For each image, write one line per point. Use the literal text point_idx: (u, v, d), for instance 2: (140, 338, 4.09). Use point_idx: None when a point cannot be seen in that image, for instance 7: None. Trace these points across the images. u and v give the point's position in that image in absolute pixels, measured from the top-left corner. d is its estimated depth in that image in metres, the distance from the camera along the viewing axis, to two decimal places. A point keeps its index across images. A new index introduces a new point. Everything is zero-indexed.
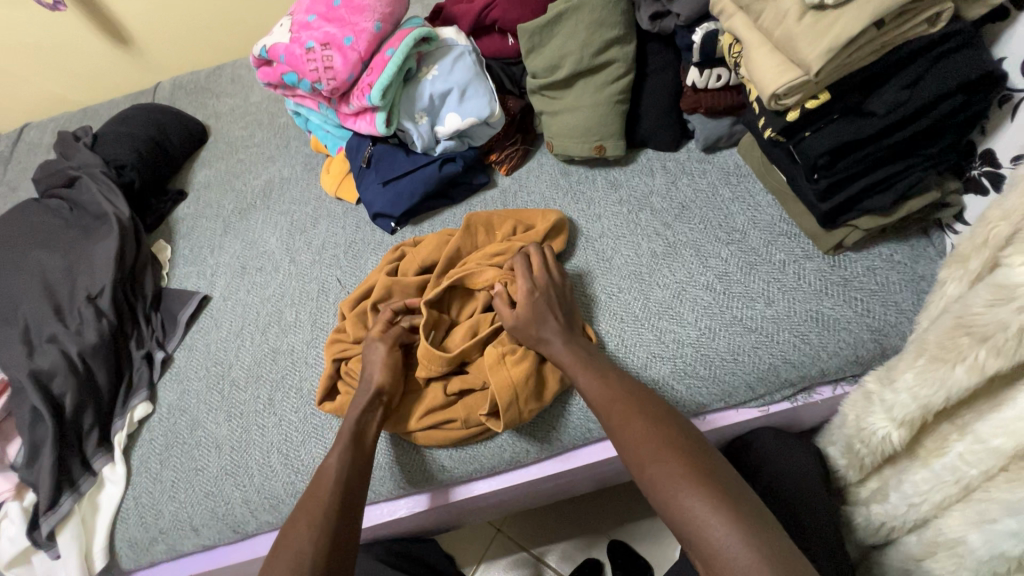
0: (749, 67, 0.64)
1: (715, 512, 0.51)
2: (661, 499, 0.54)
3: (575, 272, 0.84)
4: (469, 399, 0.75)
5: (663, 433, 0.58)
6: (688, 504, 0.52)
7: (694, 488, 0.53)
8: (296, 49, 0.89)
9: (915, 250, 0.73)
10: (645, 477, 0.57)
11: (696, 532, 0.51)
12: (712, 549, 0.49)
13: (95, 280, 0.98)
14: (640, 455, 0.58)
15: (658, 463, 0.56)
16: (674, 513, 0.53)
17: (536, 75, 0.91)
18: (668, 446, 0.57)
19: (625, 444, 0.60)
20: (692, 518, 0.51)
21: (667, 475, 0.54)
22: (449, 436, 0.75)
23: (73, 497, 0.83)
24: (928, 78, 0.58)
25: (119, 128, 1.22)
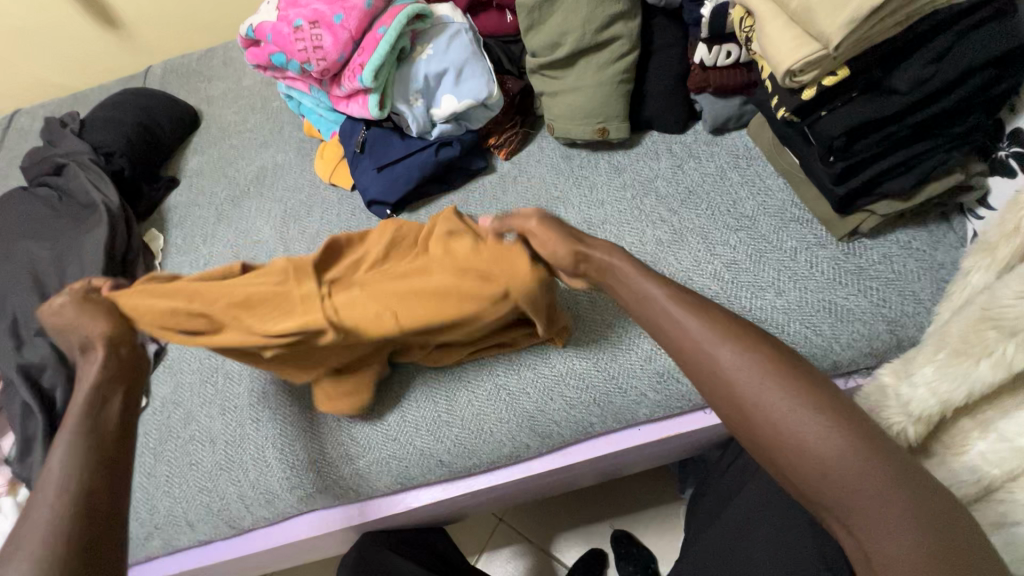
0: (762, 42, 0.60)
1: (864, 473, 0.40)
2: (813, 469, 0.42)
3: None
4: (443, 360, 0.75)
5: (785, 376, 0.44)
6: (828, 463, 0.41)
7: (854, 449, 0.41)
8: (284, 27, 0.85)
9: (934, 237, 0.69)
10: (762, 433, 0.44)
11: (845, 505, 0.41)
12: (868, 520, 0.40)
13: (84, 271, 0.95)
14: (763, 413, 0.44)
15: (786, 421, 0.43)
16: (812, 480, 0.42)
17: (535, 54, 0.86)
18: (793, 385, 0.44)
19: (743, 402, 0.45)
20: (833, 484, 0.41)
21: (817, 432, 0.42)
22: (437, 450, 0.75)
23: None
24: (956, 51, 0.54)
25: (107, 113, 1.18)
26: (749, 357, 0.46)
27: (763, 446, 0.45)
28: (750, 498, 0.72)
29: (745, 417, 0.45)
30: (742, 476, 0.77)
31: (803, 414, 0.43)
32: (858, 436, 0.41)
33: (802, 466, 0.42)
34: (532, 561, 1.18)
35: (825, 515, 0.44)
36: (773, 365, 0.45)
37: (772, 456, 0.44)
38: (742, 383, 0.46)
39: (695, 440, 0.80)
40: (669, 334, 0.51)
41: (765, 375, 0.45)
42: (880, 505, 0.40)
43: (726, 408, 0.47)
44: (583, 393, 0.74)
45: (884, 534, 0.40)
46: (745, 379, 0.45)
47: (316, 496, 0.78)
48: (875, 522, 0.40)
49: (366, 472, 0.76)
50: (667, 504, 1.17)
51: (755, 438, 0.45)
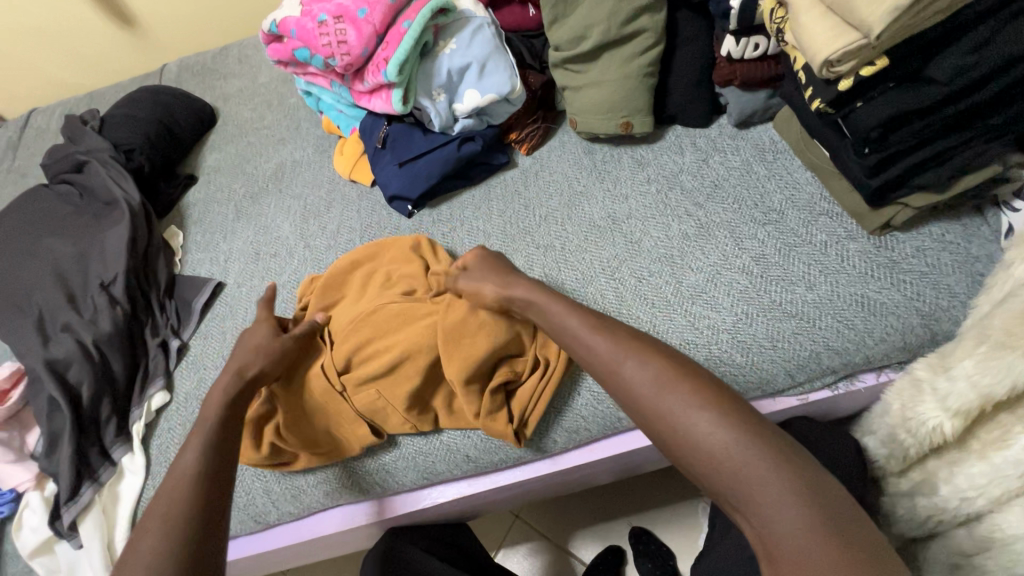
0: (797, 33, 0.59)
1: (751, 463, 0.46)
2: (699, 456, 0.48)
3: (603, 257, 0.80)
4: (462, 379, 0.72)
5: (678, 380, 0.52)
6: (723, 456, 0.47)
7: (730, 432, 0.48)
8: (307, 23, 0.85)
9: (968, 230, 0.68)
10: (667, 434, 0.51)
11: (733, 486, 0.47)
12: (762, 507, 0.45)
13: (107, 268, 0.96)
14: (658, 411, 0.51)
15: (676, 414, 0.50)
16: (702, 465, 0.48)
17: (559, 48, 0.86)
18: (683, 387, 0.51)
19: (638, 399, 0.53)
20: (725, 477, 0.47)
21: (701, 423, 0.49)
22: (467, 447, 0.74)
23: (94, 487, 0.82)
24: (1000, 39, 0.53)
25: (125, 111, 1.18)
26: (649, 367, 0.53)
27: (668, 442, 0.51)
28: None
29: (653, 423, 0.52)
30: None
31: (695, 412, 0.49)
32: (738, 428, 0.48)
33: (695, 455, 0.49)
34: (549, 558, 1.17)
35: (729, 510, 0.48)
36: (671, 371, 0.53)
37: (677, 455, 0.50)
38: (641, 384, 0.53)
39: None
40: (591, 352, 0.59)
41: (659, 375, 0.53)
42: (768, 491, 0.45)
43: (640, 416, 0.53)
44: None
45: (767, 510, 0.45)
46: (644, 387, 0.53)
47: (343, 491, 0.78)
48: (759, 499, 0.45)
49: (393, 467, 0.76)
50: (685, 501, 1.17)
51: (663, 440, 0.51)
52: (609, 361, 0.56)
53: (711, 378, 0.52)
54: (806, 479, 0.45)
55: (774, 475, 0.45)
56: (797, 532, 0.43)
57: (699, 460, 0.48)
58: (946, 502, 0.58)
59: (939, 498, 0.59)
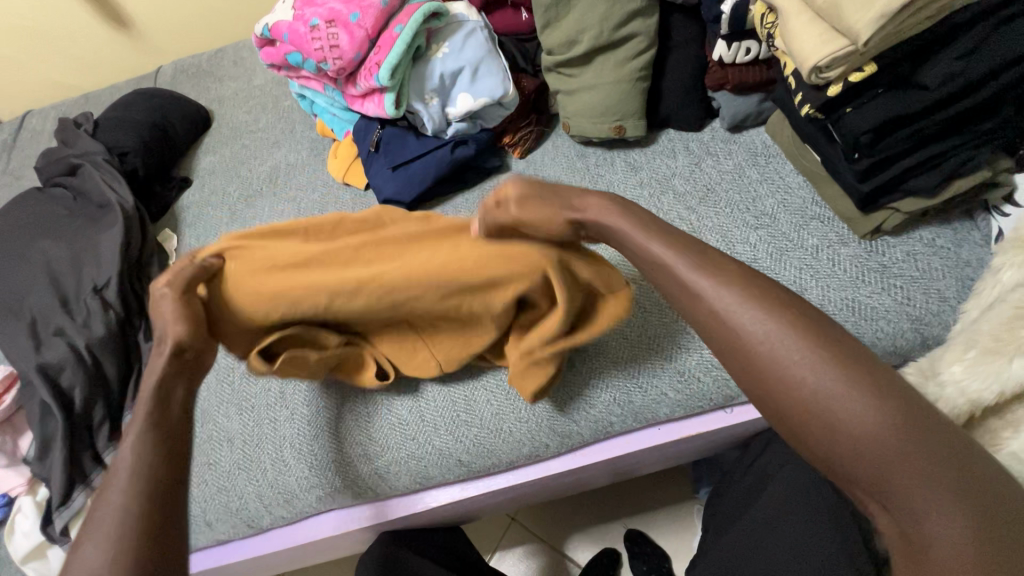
0: (787, 39, 0.59)
1: (898, 444, 0.37)
2: (830, 433, 0.39)
3: None
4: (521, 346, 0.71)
5: (810, 340, 0.41)
6: (862, 439, 0.38)
7: (878, 410, 0.38)
8: (300, 27, 0.85)
9: (958, 235, 0.68)
10: (784, 400, 0.41)
11: (870, 475, 0.38)
12: (912, 495, 0.37)
13: (100, 271, 0.96)
14: (780, 373, 0.41)
15: (807, 381, 0.40)
16: (828, 444, 0.40)
17: (551, 52, 0.86)
18: (813, 349, 0.41)
19: (755, 355, 0.43)
20: (866, 460, 0.38)
21: (832, 393, 0.40)
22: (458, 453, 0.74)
23: (86, 492, 0.82)
24: (986, 47, 0.53)
25: (119, 113, 1.18)
26: (769, 321, 0.43)
27: (778, 409, 0.42)
28: (772, 499, 0.72)
29: (770, 385, 0.42)
30: (762, 476, 0.76)
31: (831, 379, 0.40)
32: (887, 403, 0.38)
33: (824, 432, 0.39)
34: (545, 560, 1.17)
35: (857, 492, 0.40)
36: (792, 327, 0.42)
37: (799, 427, 0.41)
38: (757, 340, 0.43)
39: (715, 440, 0.80)
40: (689, 300, 0.47)
41: (790, 331, 0.42)
42: (920, 479, 0.37)
43: (749, 376, 0.43)
44: (603, 393, 0.73)
45: (913, 507, 0.37)
46: (764, 343, 0.42)
47: (336, 496, 0.77)
48: (908, 494, 0.37)
49: (385, 472, 0.76)
50: (681, 503, 1.17)
51: (784, 409, 0.42)
52: (712, 313, 0.46)
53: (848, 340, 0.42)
54: (968, 475, 0.37)
55: (928, 465, 0.37)
56: (952, 537, 0.35)
57: (826, 434, 0.40)
58: None
59: None
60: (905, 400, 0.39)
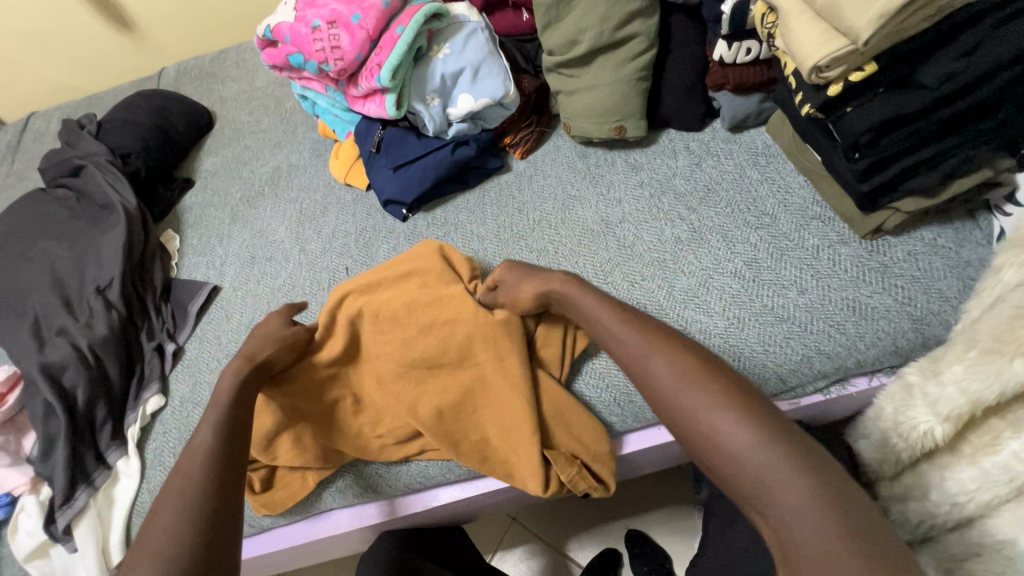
0: (787, 39, 0.59)
1: (762, 458, 0.46)
2: (717, 453, 0.49)
3: (594, 261, 0.80)
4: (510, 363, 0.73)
5: (706, 378, 0.53)
6: (736, 454, 0.48)
7: (749, 432, 0.48)
8: (301, 28, 0.85)
9: (960, 234, 0.68)
10: (684, 424, 0.52)
11: (750, 487, 0.47)
12: (779, 505, 0.45)
13: (103, 272, 0.96)
14: (682, 405, 0.52)
15: (697, 409, 0.51)
16: (721, 464, 0.49)
17: (552, 52, 0.86)
18: (703, 384, 0.52)
19: (658, 386, 0.55)
20: (746, 473, 0.47)
21: (718, 418, 0.50)
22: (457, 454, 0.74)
23: (88, 491, 0.82)
24: (986, 46, 0.53)
25: (122, 115, 1.19)
26: (675, 363, 0.54)
27: (684, 436, 0.52)
28: None
29: (677, 415, 0.53)
30: None
31: (717, 409, 0.50)
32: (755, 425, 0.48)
33: (712, 453, 0.49)
34: (545, 561, 1.17)
35: (748, 509, 0.48)
36: (692, 367, 0.54)
37: (696, 447, 0.51)
38: (659, 375, 0.55)
39: None
40: (620, 345, 0.60)
41: (684, 366, 0.54)
42: (786, 489, 0.45)
43: (661, 408, 0.55)
44: (602, 394, 0.74)
45: (782, 512, 0.45)
46: (670, 380, 0.54)
47: (335, 495, 0.77)
48: (777, 503, 0.45)
49: (386, 471, 0.76)
50: (681, 504, 1.17)
51: (686, 437, 0.52)
52: (640, 355, 0.58)
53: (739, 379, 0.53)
54: (826, 486, 0.44)
55: (791, 474, 0.45)
56: (813, 535, 0.42)
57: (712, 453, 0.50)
58: (936, 508, 0.57)
59: (929, 504, 0.58)
60: (775, 428, 0.48)
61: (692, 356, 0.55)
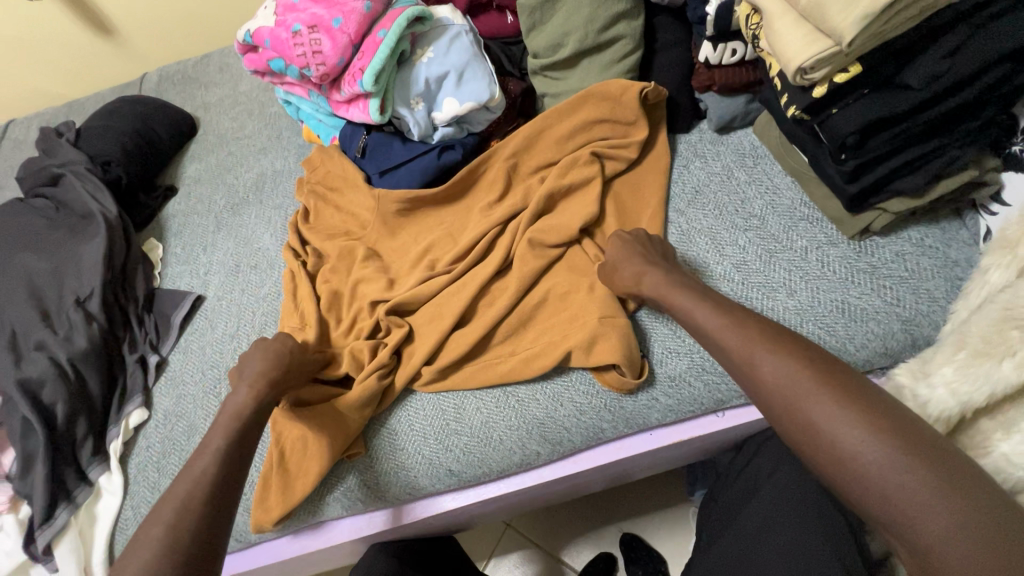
0: (771, 40, 0.59)
1: (905, 472, 0.45)
2: (841, 466, 0.48)
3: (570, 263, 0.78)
4: (498, 356, 0.74)
5: (820, 386, 0.51)
6: (868, 466, 0.46)
7: (880, 443, 0.47)
8: (282, 33, 0.84)
9: (947, 234, 0.68)
10: (804, 426, 0.50)
11: (882, 502, 0.45)
12: (913, 521, 0.44)
13: (83, 284, 0.94)
14: (798, 411, 0.51)
15: (820, 419, 0.49)
16: (845, 473, 0.47)
17: (537, 55, 0.85)
18: (826, 386, 0.51)
19: (775, 395, 0.53)
20: (876, 484, 0.46)
21: (837, 425, 0.48)
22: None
23: (69, 509, 0.80)
24: (969, 47, 0.53)
25: (102, 122, 1.16)
26: (798, 366, 0.53)
27: (797, 438, 0.51)
28: (763, 506, 0.72)
29: (794, 425, 0.51)
30: (752, 482, 0.76)
31: (845, 413, 0.49)
32: (896, 440, 0.46)
33: (837, 465, 0.48)
34: (541, 567, 1.16)
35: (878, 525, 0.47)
36: (811, 370, 0.52)
37: (813, 452, 0.50)
38: (778, 380, 0.53)
39: (706, 445, 0.79)
40: (724, 341, 0.59)
41: (800, 376, 0.52)
42: (926, 504, 0.44)
43: (777, 410, 0.53)
44: (594, 399, 0.72)
45: (920, 528, 0.44)
46: (786, 387, 0.52)
47: (321, 510, 0.75)
48: (916, 519, 0.44)
49: (374, 483, 0.75)
50: (675, 507, 1.16)
51: (806, 447, 0.51)
52: (743, 357, 0.56)
53: (864, 386, 0.51)
54: (973, 501, 0.43)
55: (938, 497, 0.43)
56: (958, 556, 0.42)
57: (835, 460, 0.48)
58: None
59: None
60: (913, 442, 0.46)
61: (812, 359, 0.53)
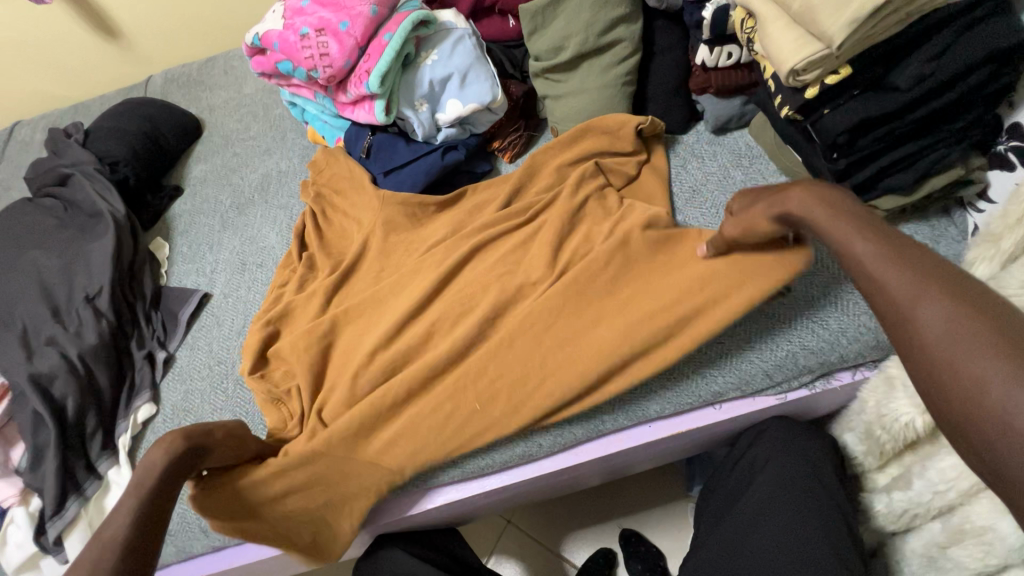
0: (764, 42, 0.61)
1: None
2: (999, 435, 0.35)
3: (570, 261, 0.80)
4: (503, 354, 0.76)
5: (995, 338, 0.38)
6: None
7: None
8: (289, 36, 0.86)
9: (935, 231, 0.70)
10: (941, 373, 0.39)
11: None
12: None
13: (92, 281, 0.96)
14: (955, 364, 0.38)
15: (973, 370, 0.37)
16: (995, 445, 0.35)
17: (538, 58, 0.88)
18: (1001, 342, 0.37)
19: (926, 344, 0.40)
20: None
21: (1008, 383, 0.36)
22: (438, 453, 0.73)
23: (79, 501, 0.82)
24: (953, 50, 0.55)
25: (110, 123, 1.18)
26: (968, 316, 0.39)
27: (941, 398, 0.39)
28: (758, 495, 0.73)
29: (943, 379, 0.39)
30: (747, 473, 0.77)
31: (1010, 373, 0.36)
32: None
33: (994, 437, 0.36)
34: (542, 563, 1.18)
35: None
36: (994, 325, 0.38)
37: (961, 412, 0.38)
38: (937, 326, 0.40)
39: (702, 437, 0.81)
40: (876, 286, 0.45)
41: (970, 324, 0.39)
42: None
43: (924, 376, 0.41)
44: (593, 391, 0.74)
45: None
46: (947, 338, 0.39)
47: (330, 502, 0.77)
48: None
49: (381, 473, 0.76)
50: (674, 503, 1.18)
51: (944, 408, 0.39)
52: (897, 301, 0.43)
53: None
54: None
55: None
56: None
57: (970, 414, 0.37)
58: None
59: None
60: None
61: (988, 304, 0.40)
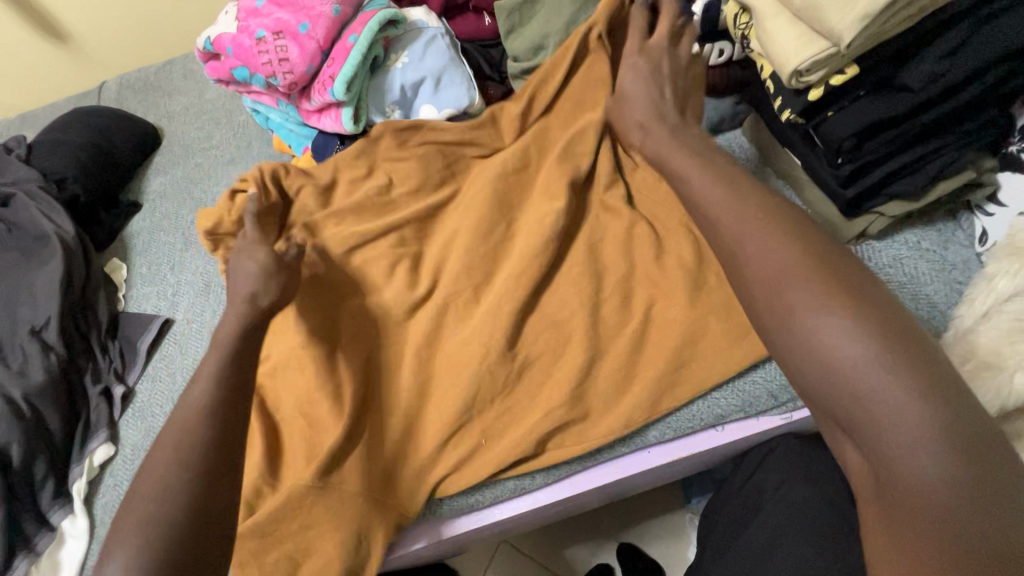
0: (762, 40, 0.56)
1: (880, 379, 0.36)
2: (819, 368, 0.38)
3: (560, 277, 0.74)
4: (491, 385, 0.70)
5: (816, 276, 0.40)
6: (849, 374, 0.37)
7: (870, 347, 0.37)
8: (244, 39, 0.79)
9: (943, 235, 0.66)
10: (779, 320, 0.41)
11: (846, 405, 0.37)
12: (879, 431, 0.36)
13: (38, 312, 0.88)
14: (776, 303, 0.41)
15: (803, 309, 0.40)
16: (818, 378, 0.39)
17: (517, 58, 0.82)
18: (822, 282, 0.40)
19: (751, 282, 0.43)
20: (855, 395, 0.37)
21: (825, 322, 0.39)
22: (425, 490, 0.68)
23: (29, 558, 0.76)
24: (967, 47, 0.51)
25: (55, 135, 1.09)
26: (784, 251, 0.42)
27: (774, 339, 0.42)
28: (768, 524, 0.69)
29: (770, 319, 0.42)
30: (754, 500, 0.73)
31: (825, 309, 0.39)
32: (885, 343, 0.37)
33: (814, 371, 0.39)
34: None
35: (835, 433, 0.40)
36: (805, 257, 0.42)
37: (789, 350, 0.41)
38: (765, 260, 0.42)
39: (702, 460, 0.76)
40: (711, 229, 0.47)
41: (794, 259, 0.42)
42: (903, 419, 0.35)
43: (758, 307, 0.43)
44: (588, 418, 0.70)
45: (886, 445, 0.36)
46: (776, 273, 0.42)
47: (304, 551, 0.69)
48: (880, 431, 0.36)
49: None
50: (673, 515, 1.14)
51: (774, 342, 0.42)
52: (731, 238, 0.45)
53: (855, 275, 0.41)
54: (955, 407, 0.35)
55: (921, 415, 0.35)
56: (923, 476, 0.34)
57: (789, 344, 0.40)
58: None
59: None
60: (908, 347, 0.37)
61: (809, 243, 0.43)
